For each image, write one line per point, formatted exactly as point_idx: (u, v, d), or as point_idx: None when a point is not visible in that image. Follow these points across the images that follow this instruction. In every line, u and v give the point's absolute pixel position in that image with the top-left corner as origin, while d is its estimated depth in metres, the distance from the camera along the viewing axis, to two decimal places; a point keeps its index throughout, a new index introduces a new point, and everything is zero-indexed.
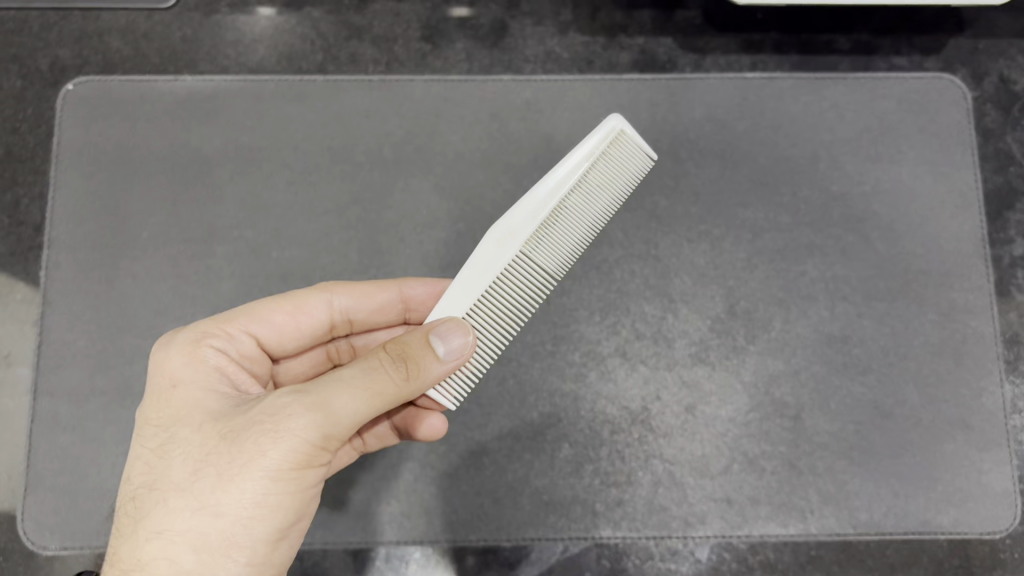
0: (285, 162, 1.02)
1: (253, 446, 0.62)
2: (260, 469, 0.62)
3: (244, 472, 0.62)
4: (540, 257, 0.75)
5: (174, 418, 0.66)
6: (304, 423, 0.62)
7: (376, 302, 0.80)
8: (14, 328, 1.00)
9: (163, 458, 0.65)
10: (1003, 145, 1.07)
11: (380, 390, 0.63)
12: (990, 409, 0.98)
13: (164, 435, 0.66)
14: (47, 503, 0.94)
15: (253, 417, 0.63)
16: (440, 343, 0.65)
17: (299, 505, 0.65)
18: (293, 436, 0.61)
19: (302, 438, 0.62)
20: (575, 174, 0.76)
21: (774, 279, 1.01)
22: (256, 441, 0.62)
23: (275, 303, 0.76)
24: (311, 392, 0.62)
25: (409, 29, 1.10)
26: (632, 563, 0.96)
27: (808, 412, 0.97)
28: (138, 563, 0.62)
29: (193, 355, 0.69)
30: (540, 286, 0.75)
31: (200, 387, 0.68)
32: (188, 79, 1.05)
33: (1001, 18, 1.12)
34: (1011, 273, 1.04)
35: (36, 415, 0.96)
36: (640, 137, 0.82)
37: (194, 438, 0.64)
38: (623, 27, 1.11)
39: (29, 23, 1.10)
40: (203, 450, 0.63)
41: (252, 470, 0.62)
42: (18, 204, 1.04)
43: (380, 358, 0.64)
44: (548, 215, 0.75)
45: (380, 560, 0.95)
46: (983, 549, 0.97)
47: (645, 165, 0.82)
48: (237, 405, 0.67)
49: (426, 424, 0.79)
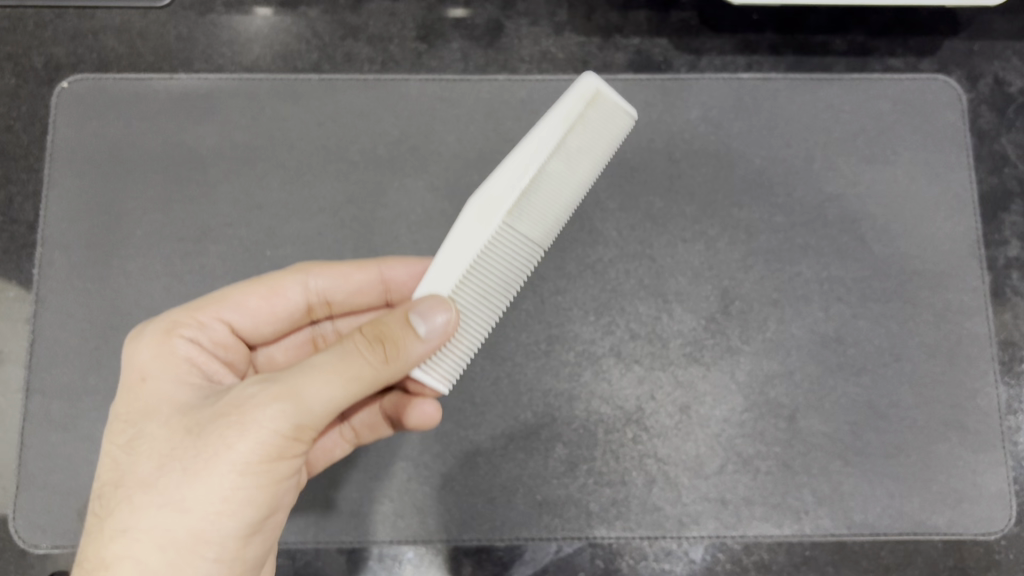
0: (279, 161, 1.02)
1: (220, 439, 0.61)
2: (227, 462, 0.61)
3: (211, 465, 0.61)
4: (524, 226, 0.74)
5: (144, 413, 0.66)
6: (272, 414, 0.61)
7: (352, 285, 0.81)
8: (8, 325, 1.00)
9: (131, 454, 0.64)
10: (998, 146, 1.08)
11: (354, 374, 0.62)
12: (986, 410, 0.98)
13: (132, 430, 0.66)
14: (38, 501, 0.93)
15: (220, 408, 0.63)
16: (419, 321, 0.64)
17: (271, 498, 0.64)
18: (257, 425, 0.61)
19: (270, 430, 0.61)
20: (552, 139, 0.75)
21: (769, 280, 1.00)
22: (223, 434, 0.61)
23: (248, 287, 0.76)
24: (281, 382, 0.62)
25: (405, 29, 1.10)
26: (626, 563, 0.97)
27: (802, 413, 0.97)
28: (104, 563, 0.61)
29: (163, 346, 0.69)
30: (525, 257, 0.74)
31: (171, 380, 0.68)
32: (182, 77, 1.05)
33: (996, 19, 1.12)
34: (1006, 274, 1.04)
35: (29, 413, 0.95)
36: (618, 95, 0.81)
37: (163, 431, 0.64)
38: (618, 27, 1.11)
39: (25, 21, 1.09)
40: (171, 443, 0.63)
41: (219, 462, 0.61)
42: (12, 201, 1.04)
43: (354, 342, 0.63)
44: (528, 184, 0.74)
45: (373, 559, 0.96)
46: (977, 550, 0.97)
47: (624, 124, 0.82)
48: (207, 397, 0.66)
49: (419, 412, 0.77)
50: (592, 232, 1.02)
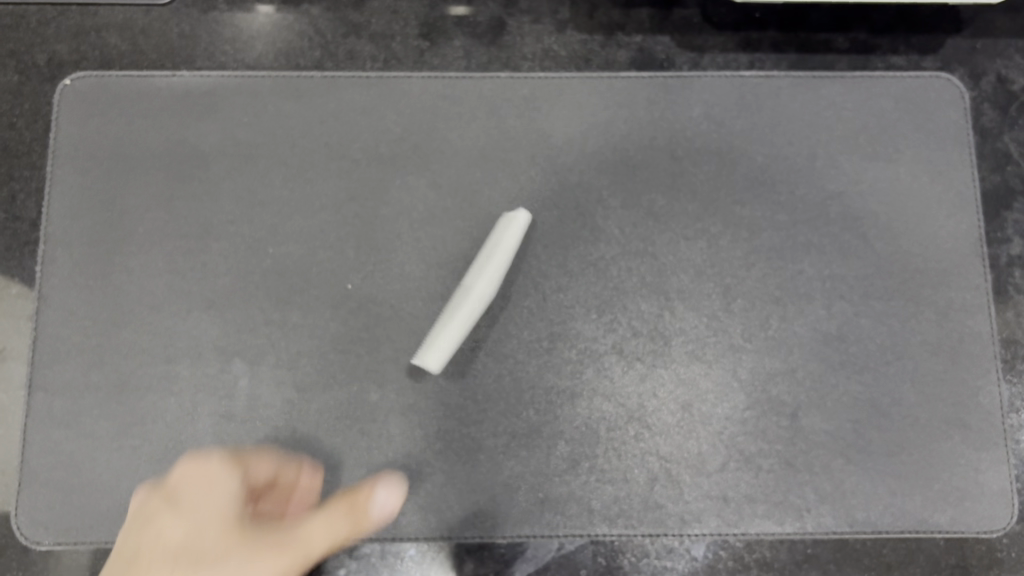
0: (282, 158, 1.02)
1: (235, 565, 0.75)
2: (239, 573, 0.75)
3: (228, 565, 0.75)
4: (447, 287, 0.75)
5: (161, 539, 0.78)
6: (280, 563, 0.77)
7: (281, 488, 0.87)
8: (10, 322, 1.00)
9: (150, 570, 0.77)
10: (1001, 144, 1.07)
11: (341, 528, 0.80)
12: (988, 408, 0.98)
13: (156, 545, 0.78)
14: (41, 498, 0.94)
15: (260, 543, 0.78)
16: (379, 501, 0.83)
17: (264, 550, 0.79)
18: (289, 564, 0.77)
19: (280, 567, 0.77)
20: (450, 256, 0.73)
21: (771, 278, 1.00)
22: (239, 559, 0.76)
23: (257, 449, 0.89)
24: (295, 536, 0.80)
25: (407, 26, 1.10)
26: (628, 561, 0.97)
27: (804, 410, 0.97)
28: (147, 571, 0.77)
29: (198, 480, 0.83)
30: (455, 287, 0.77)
31: (197, 502, 0.80)
32: (184, 74, 1.05)
33: (1000, 17, 1.12)
34: (1008, 272, 1.04)
35: (31, 410, 0.96)
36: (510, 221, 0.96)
37: (180, 562, 0.76)
38: (620, 25, 1.10)
39: (28, 19, 1.09)
40: (189, 565, 0.76)
41: (233, 568, 0.75)
42: (15, 198, 1.04)
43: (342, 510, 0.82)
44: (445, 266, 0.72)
45: (375, 555, 0.97)
46: (979, 548, 0.97)
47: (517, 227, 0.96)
48: (230, 502, 0.81)
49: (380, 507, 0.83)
50: (594, 230, 1.01)
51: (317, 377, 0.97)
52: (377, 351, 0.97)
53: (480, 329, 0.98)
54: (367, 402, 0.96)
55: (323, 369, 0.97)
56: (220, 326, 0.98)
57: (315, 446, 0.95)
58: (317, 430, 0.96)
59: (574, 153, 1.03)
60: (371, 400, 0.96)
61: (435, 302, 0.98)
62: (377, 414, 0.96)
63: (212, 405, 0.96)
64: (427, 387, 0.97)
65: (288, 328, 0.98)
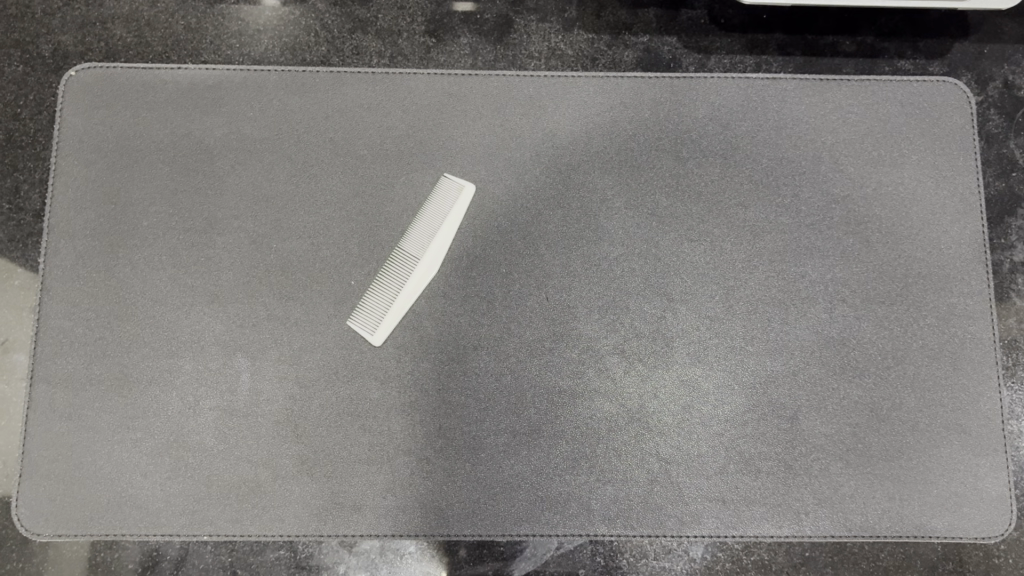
0: (286, 154, 1.02)
1: (268, 506, 0.94)
2: (272, 513, 0.94)
3: (263, 506, 0.94)
4: (377, 295, 0.97)
5: (197, 493, 0.94)
6: (298, 512, 0.94)
7: (273, 467, 0.95)
8: (14, 315, 1.00)
9: (191, 517, 0.94)
10: (1006, 150, 1.07)
11: None
12: (988, 414, 0.98)
13: (190, 498, 0.94)
14: (42, 491, 0.94)
15: None
16: None
17: (281, 504, 0.94)
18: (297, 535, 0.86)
19: (298, 514, 0.94)
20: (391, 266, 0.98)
21: (774, 280, 1.01)
22: (269, 504, 0.94)
23: (243, 437, 0.95)
24: (305, 494, 0.94)
25: (413, 22, 1.08)
26: (626, 561, 0.98)
27: (805, 414, 0.97)
28: (190, 518, 0.94)
29: (208, 454, 0.95)
30: (384, 290, 0.97)
31: (218, 465, 0.95)
32: (190, 68, 1.05)
33: (1008, 21, 1.10)
34: (1011, 279, 1.04)
35: (31, 402, 0.96)
36: (451, 192, 0.99)
37: (219, 505, 0.94)
38: (628, 25, 1.09)
39: (32, 8, 1.07)
40: (230, 507, 0.94)
41: (266, 510, 0.94)
42: (18, 190, 1.03)
43: (338, 478, 0.95)
44: (394, 269, 0.98)
45: (375, 551, 0.98)
46: (977, 554, 0.98)
47: (454, 194, 0.99)
48: (241, 466, 0.95)
49: None
50: (597, 230, 1.01)
51: (318, 373, 0.97)
52: (379, 347, 0.97)
53: (482, 328, 0.98)
54: (369, 399, 0.96)
55: (325, 365, 0.97)
56: (223, 321, 0.98)
57: (315, 442, 0.95)
58: (317, 426, 0.96)
59: (580, 153, 1.03)
60: (373, 397, 0.96)
61: (437, 299, 0.99)
62: (378, 411, 0.96)
63: (214, 399, 0.96)
64: (428, 385, 0.97)
65: (290, 324, 0.98)
